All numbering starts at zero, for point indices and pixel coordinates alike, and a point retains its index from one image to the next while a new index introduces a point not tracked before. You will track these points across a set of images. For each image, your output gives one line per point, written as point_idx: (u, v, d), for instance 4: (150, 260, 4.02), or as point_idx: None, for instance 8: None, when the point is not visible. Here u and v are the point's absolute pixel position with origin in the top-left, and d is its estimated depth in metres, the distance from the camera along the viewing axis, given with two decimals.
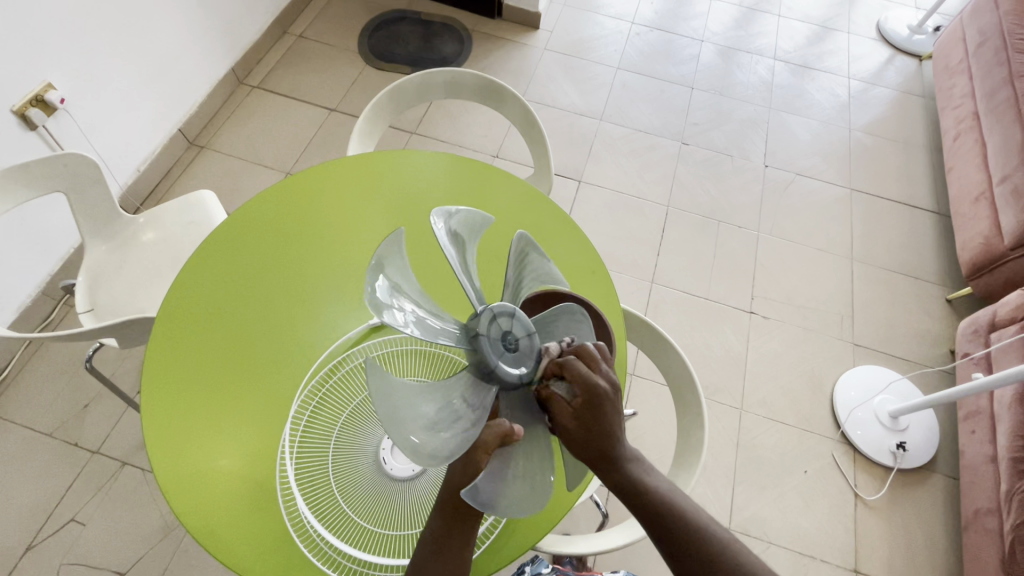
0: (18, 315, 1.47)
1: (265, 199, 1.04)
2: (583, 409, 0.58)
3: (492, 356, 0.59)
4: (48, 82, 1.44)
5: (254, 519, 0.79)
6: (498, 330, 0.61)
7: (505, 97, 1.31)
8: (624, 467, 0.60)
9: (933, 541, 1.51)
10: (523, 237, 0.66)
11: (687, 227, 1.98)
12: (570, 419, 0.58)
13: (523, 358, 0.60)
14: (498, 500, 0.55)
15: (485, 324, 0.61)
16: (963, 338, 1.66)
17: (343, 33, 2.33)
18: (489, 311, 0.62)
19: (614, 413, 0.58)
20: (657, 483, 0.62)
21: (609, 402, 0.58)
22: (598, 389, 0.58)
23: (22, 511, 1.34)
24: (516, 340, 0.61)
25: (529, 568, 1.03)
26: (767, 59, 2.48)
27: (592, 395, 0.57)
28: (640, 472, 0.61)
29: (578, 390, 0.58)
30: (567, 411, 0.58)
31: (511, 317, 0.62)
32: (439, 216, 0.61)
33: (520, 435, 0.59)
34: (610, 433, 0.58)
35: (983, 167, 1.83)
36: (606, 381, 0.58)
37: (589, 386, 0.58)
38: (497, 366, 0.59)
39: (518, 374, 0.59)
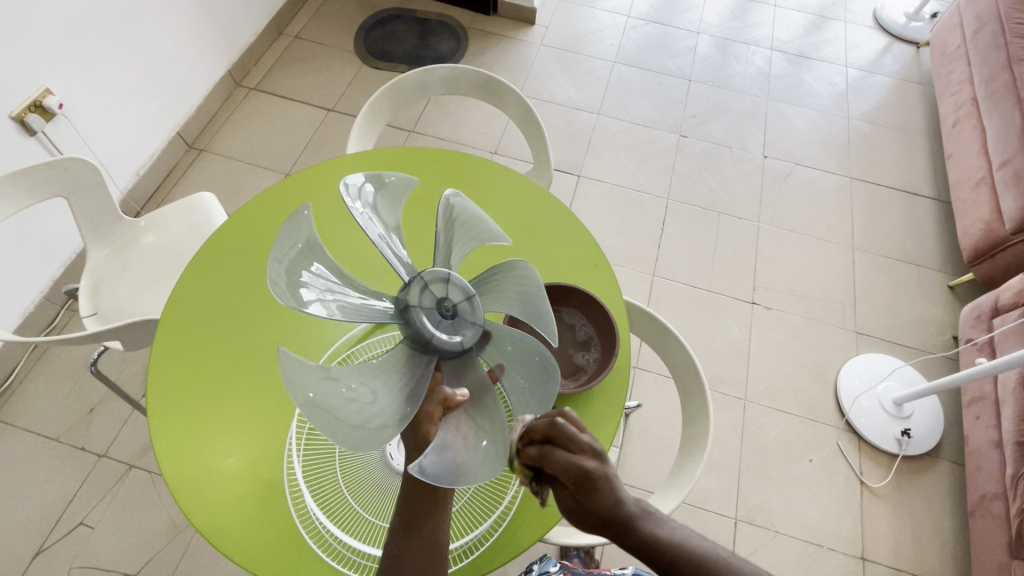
0: (21, 321, 1.47)
1: (269, 196, 1.05)
2: (580, 494, 0.53)
3: (427, 325, 0.58)
4: (45, 88, 1.44)
5: (263, 515, 0.80)
6: (432, 298, 0.59)
7: (504, 91, 1.31)
8: (632, 527, 0.55)
9: (939, 527, 1.52)
10: (449, 198, 0.64)
11: (687, 219, 1.98)
12: (571, 501, 0.54)
13: (461, 325, 0.59)
14: (455, 469, 0.52)
15: (416, 294, 0.60)
16: (966, 324, 1.66)
17: (339, 33, 2.33)
18: (420, 281, 0.61)
19: (610, 487, 0.53)
20: (668, 530, 0.57)
21: (601, 483, 0.52)
22: (589, 473, 0.52)
23: (31, 515, 1.35)
24: (453, 305, 0.59)
25: (536, 567, 0.97)
26: (764, 50, 2.48)
27: (584, 480, 0.52)
28: (648, 526, 0.56)
29: (567, 478, 0.52)
30: (565, 494, 0.54)
31: (446, 282, 0.60)
32: (349, 189, 0.62)
33: (464, 398, 0.58)
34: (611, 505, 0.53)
35: (983, 152, 1.82)
36: (594, 460, 0.52)
37: (579, 473, 0.52)
38: (434, 336, 0.58)
39: (456, 342, 0.58)
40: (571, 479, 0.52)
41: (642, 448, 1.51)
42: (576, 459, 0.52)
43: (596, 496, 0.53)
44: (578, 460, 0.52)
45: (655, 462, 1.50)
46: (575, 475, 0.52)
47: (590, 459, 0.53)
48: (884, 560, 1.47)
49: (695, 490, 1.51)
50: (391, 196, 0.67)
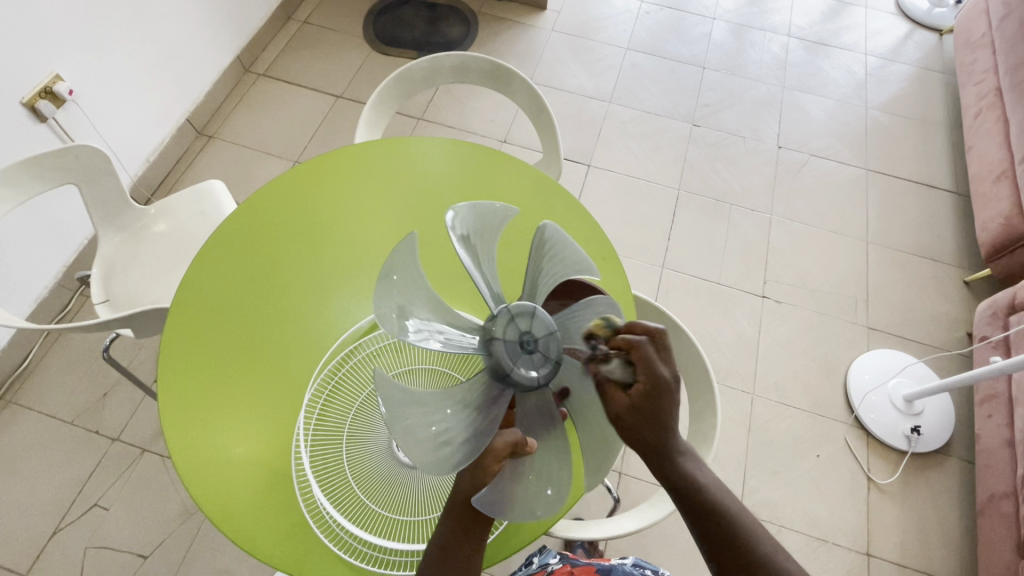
0: (35, 307, 1.49)
1: (275, 187, 1.04)
2: (642, 399, 0.59)
3: (507, 359, 0.60)
4: (55, 74, 1.44)
5: (273, 504, 0.81)
6: (516, 330, 0.61)
7: (514, 80, 1.29)
8: (673, 458, 0.63)
9: (946, 525, 1.51)
10: (544, 227, 0.65)
11: (698, 210, 1.95)
12: (625, 405, 0.59)
13: (539, 360, 0.60)
14: (506, 502, 0.59)
15: (502, 326, 0.62)
16: (981, 321, 1.63)
17: (348, 18, 2.30)
18: (506, 312, 0.62)
19: (669, 405, 0.60)
20: (702, 478, 0.64)
21: (667, 394, 0.59)
22: (663, 380, 0.59)
23: (48, 496, 1.38)
24: (534, 341, 0.60)
25: (536, 558, 0.96)
26: (781, 36, 2.42)
27: (654, 389, 0.59)
28: (689, 466, 0.64)
29: (640, 378, 0.59)
30: (622, 397, 0.59)
31: (530, 316, 0.61)
32: (453, 224, 0.63)
33: (535, 447, 0.59)
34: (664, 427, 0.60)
35: (1005, 145, 1.78)
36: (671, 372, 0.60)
37: (655, 377, 0.59)
38: (513, 370, 0.60)
39: (534, 378, 0.60)
40: (647, 380, 0.58)
41: None
42: (657, 368, 0.59)
43: (657, 406, 0.59)
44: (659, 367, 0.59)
45: None
46: (646, 383, 0.59)
47: (668, 371, 0.60)
48: (890, 556, 1.47)
49: None
50: (488, 222, 0.66)
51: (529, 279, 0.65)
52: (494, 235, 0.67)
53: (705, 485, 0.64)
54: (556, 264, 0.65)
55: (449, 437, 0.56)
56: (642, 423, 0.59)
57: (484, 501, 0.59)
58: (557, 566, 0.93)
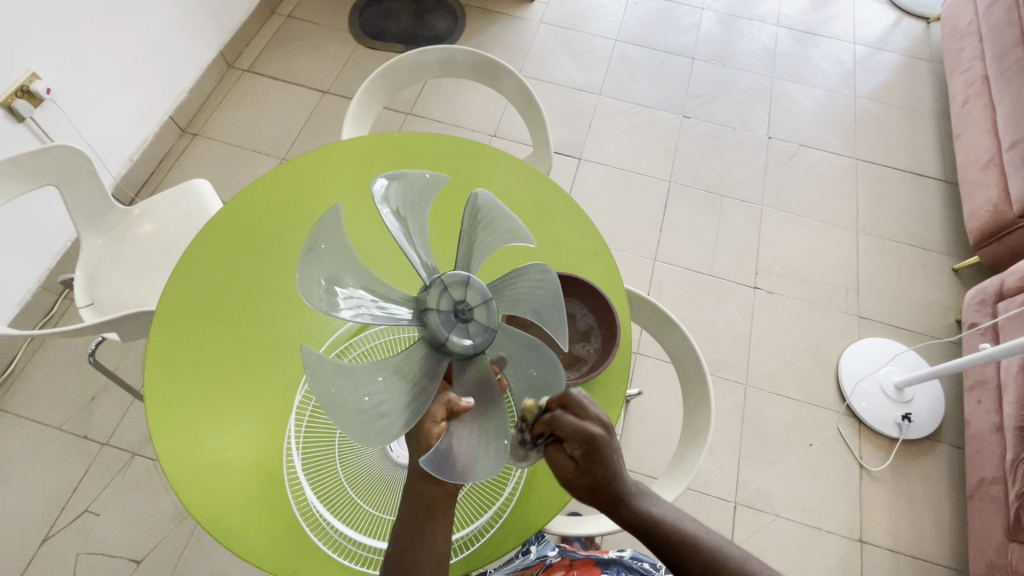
0: (19, 311, 1.46)
1: (259, 187, 1.02)
2: (582, 460, 0.57)
3: (443, 329, 0.60)
4: (32, 72, 1.41)
5: (264, 508, 0.80)
6: (450, 300, 0.61)
7: (502, 74, 1.27)
8: (630, 503, 0.60)
9: (937, 509, 1.53)
10: (477, 194, 0.64)
11: (690, 202, 1.95)
12: (571, 468, 0.58)
13: (474, 329, 0.60)
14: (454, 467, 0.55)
15: (436, 296, 0.62)
16: (970, 308, 1.64)
17: (334, 12, 2.27)
18: (441, 284, 0.62)
19: (612, 457, 0.58)
20: (659, 510, 0.62)
21: (604, 449, 0.57)
22: (595, 438, 0.57)
23: (37, 502, 1.36)
24: (469, 309, 0.60)
25: (533, 548, 0.94)
26: (770, 26, 2.41)
27: (591, 448, 0.57)
28: (643, 503, 0.61)
29: (574, 442, 0.57)
30: (565, 459, 0.58)
31: (465, 285, 0.62)
32: (376, 194, 0.61)
33: (469, 404, 0.59)
34: (613, 478, 0.59)
35: (992, 132, 1.79)
36: (599, 426, 0.57)
37: (587, 437, 0.56)
38: (446, 338, 0.60)
39: (468, 345, 0.59)
40: (580, 443, 0.56)
41: (641, 434, 1.52)
42: (585, 425, 0.57)
43: (599, 464, 0.58)
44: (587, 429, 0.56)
45: (655, 447, 1.50)
46: (583, 444, 0.57)
47: (596, 426, 0.57)
48: (882, 542, 1.48)
49: (696, 475, 1.52)
50: (413, 190, 0.64)
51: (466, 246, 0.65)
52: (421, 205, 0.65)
53: (665, 518, 0.62)
54: (492, 232, 0.65)
55: (388, 408, 0.54)
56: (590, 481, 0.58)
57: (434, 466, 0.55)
58: (555, 559, 0.91)
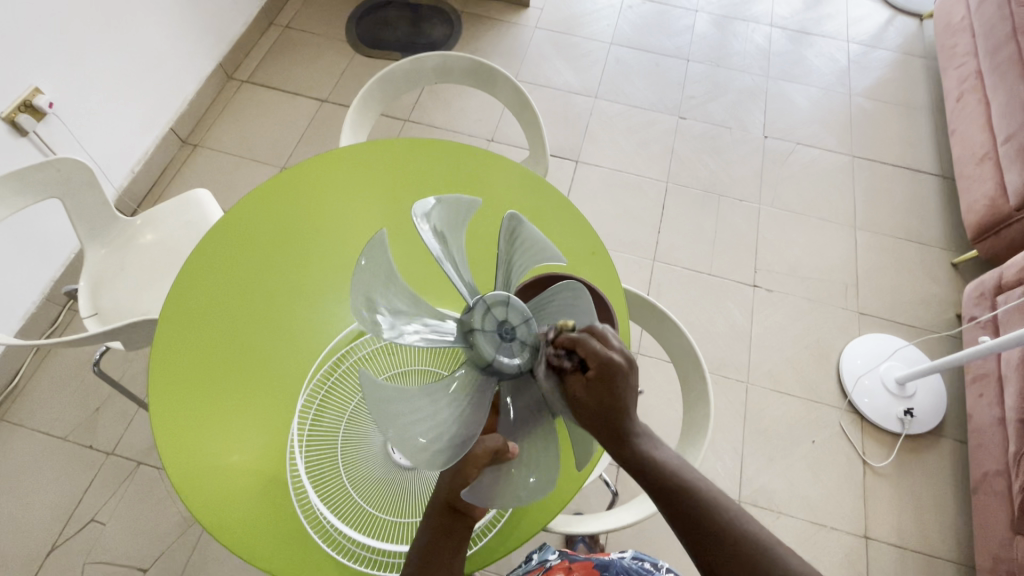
0: (23, 323, 1.48)
1: (259, 196, 1.03)
2: (595, 381, 0.57)
3: (488, 349, 0.60)
4: (34, 87, 1.43)
5: (270, 510, 0.81)
6: (494, 320, 0.61)
7: (497, 79, 1.28)
8: (630, 440, 0.59)
9: (942, 505, 1.52)
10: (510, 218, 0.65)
11: (687, 202, 1.96)
12: (582, 391, 0.57)
13: (518, 347, 0.60)
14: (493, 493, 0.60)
15: (480, 317, 0.61)
16: (969, 302, 1.65)
17: (331, 21, 2.29)
18: (482, 304, 0.62)
19: (625, 388, 0.58)
20: (662, 454, 0.61)
21: (621, 376, 0.57)
22: (616, 363, 0.57)
23: (43, 512, 1.37)
24: (512, 328, 0.61)
25: (535, 555, 0.94)
26: (764, 27, 2.43)
27: (607, 372, 0.57)
28: (647, 446, 0.60)
29: (591, 362, 0.57)
30: (579, 382, 0.57)
31: (506, 305, 0.61)
32: (417, 213, 0.62)
33: (516, 450, 0.60)
34: (620, 408, 0.58)
35: (987, 127, 1.79)
36: (622, 356, 0.58)
37: (607, 360, 0.57)
38: (495, 360, 0.60)
39: (515, 364, 0.60)
40: (597, 365, 0.57)
41: None
42: (606, 351, 0.58)
43: (611, 390, 0.57)
44: (610, 353, 0.58)
45: None
46: (599, 369, 0.57)
47: (619, 356, 0.58)
48: (887, 538, 1.48)
49: None
50: (452, 211, 0.66)
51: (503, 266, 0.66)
52: (461, 223, 0.68)
53: (666, 463, 0.60)
54: (527, 254, 0.67)
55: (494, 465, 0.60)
56: (597, 407, 0.57)
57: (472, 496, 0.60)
58: (555, 562, 0.92)
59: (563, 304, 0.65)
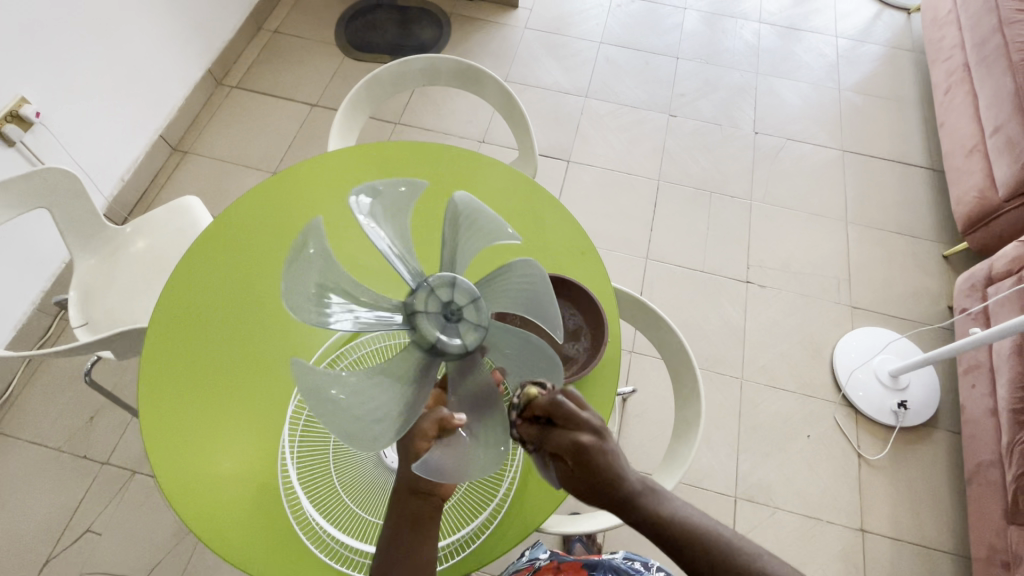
0: (14, 334, 1.47)
1: (248, 202, 1.03)
2: (577, 471, 0.52)
3: (431, 330, 0.60)
4: (21, 96, 1.42)
5: (262, 517, 0.81)
6: (438, 301, 0.61)
7: (485, 81, 1.28)
8: (635, 502, 0.54)
9: (937, 497, 1.53)
10: (455, 199, 0.65)
11: (679, 200, 1.96)
12: (568, 482, 0.52)
13: (463, 326, 0.61)
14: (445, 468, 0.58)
15: (423, 299, 0.62)
16: (961, 294, 1.65)
17: (320, 25, 2.29)
18: (426, 286, 0.63)
19: (609, 464, 0.52)
20: (668, 509, 0.55)
21: (598, 458, 0.51)
22: (585, 446, 0.51)
23: (38, 523, 1.36)
24: (458, 309, 0.61)
25: (527, 554, 0.97)
26: (752, 23, 2.44)
27: (582, 457, 0.51)
28: (653, 503, 0.55)
29: (565, 454, 0.52)
30: (564, 473, 0.52)
31: (450, 286, 0.62)
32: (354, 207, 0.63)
33: (463, 422, 0.61)
34: (614, 484, 0.52)
35: (975, 119, 1.80)
36: (590, 433, 0.52)
37: (575, 446, 0.51)
38: (438, 340, 0.60)
39: (457, 343, 0.60)
40: (569, 455, 0.52)
41: (639, 432, 1.52)
42: (573, 435, 0.52)
43: (595, 473, 0.52)
44: (575, 434, 0.52)
45: (653, 445, 1.51)
46: (574, 452, 0.51)
47: (587, 434, 0.52)
48: (883, 531, 1.49)
49: (694, 471, 1.52)
50: (389, 201, 0.65)
51: (449, 247, 0.66)
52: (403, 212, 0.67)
53: (674, 518, 0.55)
54: (476, 234, 0.65)
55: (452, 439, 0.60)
56: (589, 491, 0.52)
57: (424, 472, 0.59)
58: (544, 562, 0.92)
59: (513, 281, 0.64)
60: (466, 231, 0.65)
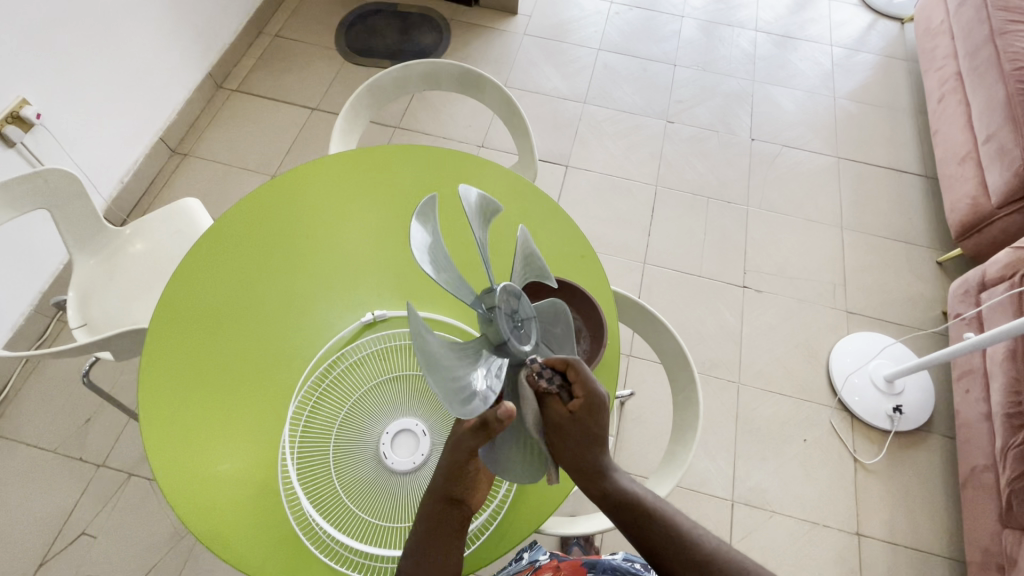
0: (12, 335, 1.47)
1: (243, 207, 1.03)
2: (577, 414, 0.64)
3: (506, 331, 0.60)
4: (22, 98, 1.43)
5: (262, 517, 0.81)
6: (510, 306, 0.62)
7: (485, 85, 1.30)
8: (606, 474, 0.69)
9: (933, 501, 1.54)
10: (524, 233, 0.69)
11: (676, 205, 1.98)
12: (565, 420, 0.65)
13: (526, 335, 0.63)
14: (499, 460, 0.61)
15: (501, 300, 0.60)
16: (954, 299, 1.67)
17: (321, 30, 2.30)
18: (503, 288, 0.61)
19: (603, 423, 0.66)
20: (635, 489, 0.70)
21: (602, 413, 0.65)
22: (596, 401, 0.64)
23: (33, 525, 1.36)
24: (522, 319, 0.62)
25: (526, 555, 0.98)
26: (749, 31, 2.46)
27: (589, 409, 0.64)
28: (622, 480, 0.70)
29: (578, 397, 0.64)
30: (561, 412, 0.65)
31: (518, 297, 0.62)
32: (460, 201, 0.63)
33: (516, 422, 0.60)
34: (600, 441, 0.67)
35: (968, 128, 1.83)
36: (601, 392, 0.64)
37: (590, 398, 0.64)
38: (510, 342, 0.60)
39: (524, 350, 0.62)
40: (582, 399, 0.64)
41: (637, 435, 1.53)
42: (589, 388, 0.64)
43: (593, 424, 0.65)
44: (590, 389, 0.64)
45: (650, 449, 1.51)
46: (583, 403, 0.64)
47: (597, 393, 0.64)
48: (878, 534, 1.49)
49: (692, 474, 1.53)
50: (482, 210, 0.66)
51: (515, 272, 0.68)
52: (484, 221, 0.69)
53: (638, 497, 0.70)
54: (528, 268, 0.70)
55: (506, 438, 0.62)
56: (579, 438, 0.66)
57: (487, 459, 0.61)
58: (545, 562, 0.94)
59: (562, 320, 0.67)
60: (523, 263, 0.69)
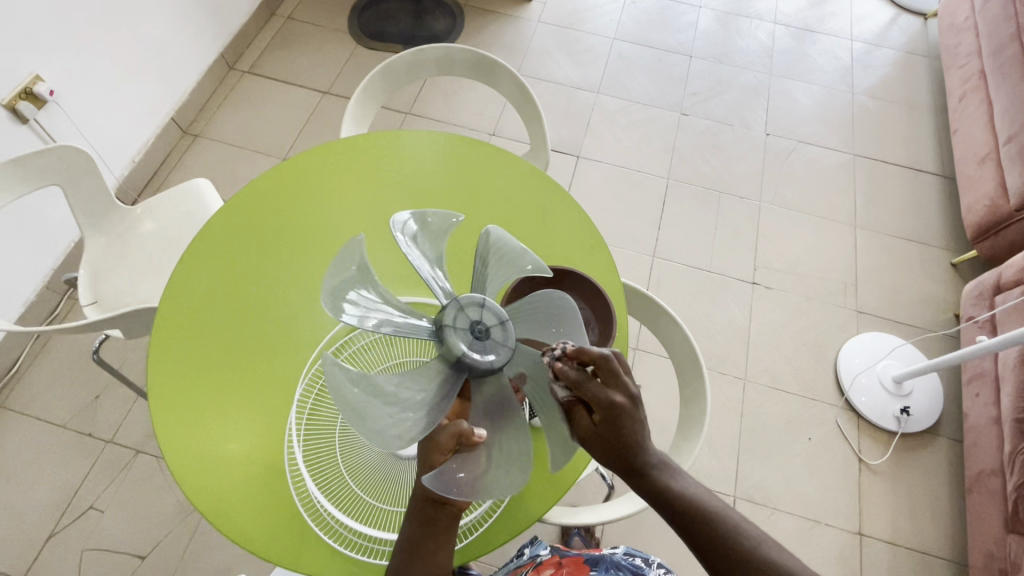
0: (22, 311, 1.48)
1: (253, 190, 1.02)
2: (602, 423, 0.58)
3: (459, 344, 0.61)
4: (35, 75, 1.43)
5: (269, 499, 0.82)
6: (467, 319, 0.62)
7: (499, 72, 1.28)
8: (647, 473, 0.62)
9: (936, 503, 1.53)
10: (489, 232, 0.67)
11: (688, 199, 1.96)
12: (587, 430, 0.59)
13: (492, 346, 0.61)
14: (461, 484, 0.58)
15: (451, 314, 0.62)
16: (968, 302, 1.65)
17: (333, 13, 2.28)
18: (456, 302, 0.63)
19: (632, 427, 0.59)
20: (678, 484, 0.63)
21: (626, 418, 0.58)
22: (618, 406, 0.58)
23: (42, 498, 1.38)
24: (486, 329, 0.62)
25: (527, 550, 0.98)
26: (767, 24, 2.42)
27: (612, 415, 0.58)
28: (664, 477, 0.63)
29: (597, 407, 0.58)
30: (585, 421, 0.59)
31: (479, 306, 0.63)
32: (397, 225, 0.65)
33: (482, 437, 0.60)
34: (632, 446, 0.60)
35: (989, 128, 1.79)
36: (625, 396, 0.58)
37: (609, 404, 0.58)
38: (466, 356, 0.60)
39: (487, 361, 0.60)
40: (602, 409, 0.58)
41: None
42: (610, 393, 0.58)
43: (620, 431, 0.59)
44: (612, 394, 0.58)
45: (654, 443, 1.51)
46: (605, 411, 0.58)
47: (621, 396, 0.58)
48: (880, 535, 1.49)
49: (695, 469, 1.53)
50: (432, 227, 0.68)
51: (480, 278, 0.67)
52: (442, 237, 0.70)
53: (683, 493, 0.63)
54: (503, 264, 0.67)
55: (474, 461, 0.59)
56: (604, 447, 0.59)
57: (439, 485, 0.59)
58: (546, 557, 0.93)
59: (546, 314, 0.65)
60: (496, 263, 0.67)
